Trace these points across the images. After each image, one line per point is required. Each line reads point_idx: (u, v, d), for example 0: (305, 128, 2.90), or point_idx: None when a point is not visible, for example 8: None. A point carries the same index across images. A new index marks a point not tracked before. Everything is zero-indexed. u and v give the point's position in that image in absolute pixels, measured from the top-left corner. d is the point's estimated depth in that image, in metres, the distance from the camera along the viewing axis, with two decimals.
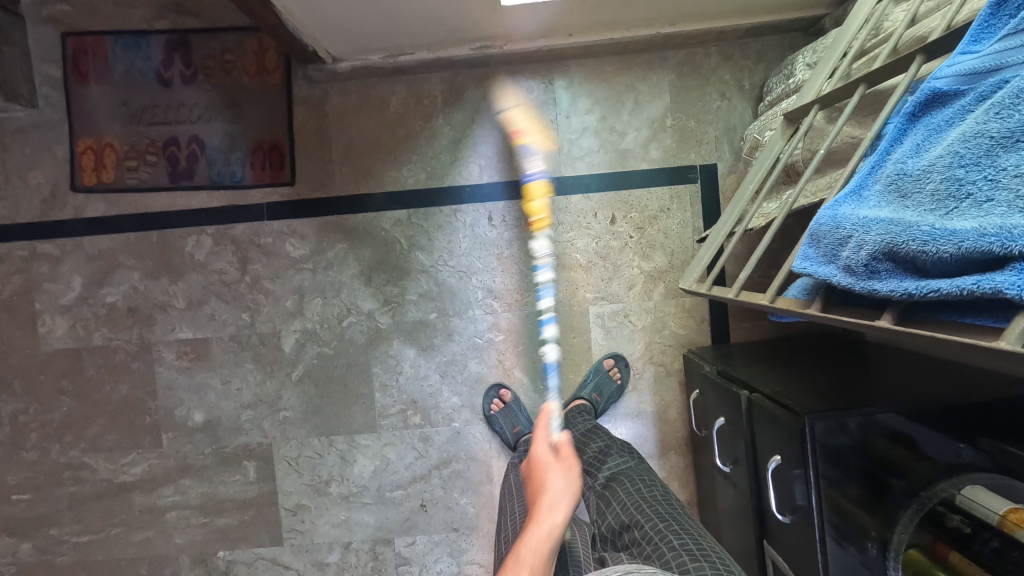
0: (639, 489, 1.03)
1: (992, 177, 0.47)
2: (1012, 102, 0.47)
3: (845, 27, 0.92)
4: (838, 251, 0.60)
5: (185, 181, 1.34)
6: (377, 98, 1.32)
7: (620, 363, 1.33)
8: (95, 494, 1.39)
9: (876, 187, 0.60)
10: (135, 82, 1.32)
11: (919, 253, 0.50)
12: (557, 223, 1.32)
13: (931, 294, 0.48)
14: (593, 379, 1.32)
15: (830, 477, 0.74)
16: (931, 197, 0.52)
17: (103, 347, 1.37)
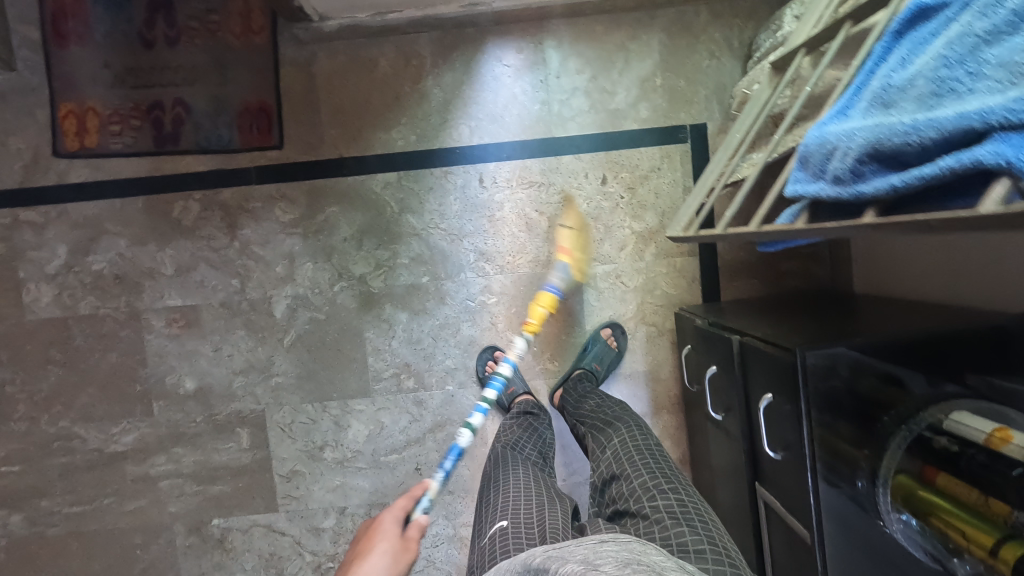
0: (632, 440, 1.05)
1: (976, 70, 0.48)
2: (997, 1, 0.48)
3: None
4: (826, 165, 0.61)
5: (170, 145, 1.31)
6: (365, 58, 1.31)
7: (618, 331, 1.34)
8: (86, 464, 1.38)
9: (861, 103, 0.60)
10: (117, 44, 1.29)
11: (903, 145, 0.51)
12: (548, 183, 1.32)
13: (916, 182, 0.50)
14: (592, 348, 1.32)
15: (821, 418, 0.75)
16: (916, 100, 0.52)
17: (91, 315, 1.35)
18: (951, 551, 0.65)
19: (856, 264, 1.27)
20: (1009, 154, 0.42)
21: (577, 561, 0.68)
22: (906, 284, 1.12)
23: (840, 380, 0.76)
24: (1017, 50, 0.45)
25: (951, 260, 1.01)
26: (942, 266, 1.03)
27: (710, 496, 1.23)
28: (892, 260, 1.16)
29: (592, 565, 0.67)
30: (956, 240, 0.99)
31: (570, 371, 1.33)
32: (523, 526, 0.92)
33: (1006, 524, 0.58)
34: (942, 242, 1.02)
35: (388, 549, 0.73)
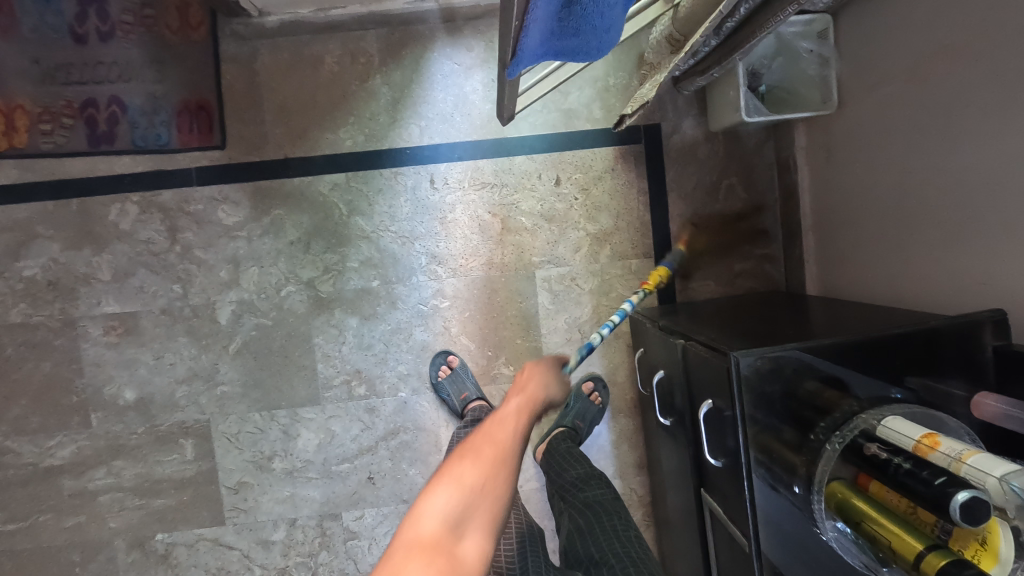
0: (613, 524, 1.00)
1: None
2: None
3: None
4: None
5: (105, 145, 1.26)
6: (310, 56, 1.27)
7: (599, 385, 1.32)
8: (20, 479, 1.31)
9: None
10: (46, 38, 1.23)
11: None
12: (501, 184, 1.30)
13: None
14: (574, 406, 1.29)
15: (756, 419, 0.76)
16: None
17: (23, 323, 1.29)
18: (880, 560, 0.63)
19: (809, 265, 1.27)
20: None
21: None
22: (853, 283, 1.14)
23: (777, 384, 0.76)
24: None
25: (891, 263, 1.04)
26: (883, 271, 1.06)
27: (664, 500, 1.22)
28: (839, 260, 1.18)
29: None
30: (897, 242, 1.01)
31: (551, 430, 1.30)
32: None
33: (933, 535, 0.58)
34: (882, 247, 1.06)
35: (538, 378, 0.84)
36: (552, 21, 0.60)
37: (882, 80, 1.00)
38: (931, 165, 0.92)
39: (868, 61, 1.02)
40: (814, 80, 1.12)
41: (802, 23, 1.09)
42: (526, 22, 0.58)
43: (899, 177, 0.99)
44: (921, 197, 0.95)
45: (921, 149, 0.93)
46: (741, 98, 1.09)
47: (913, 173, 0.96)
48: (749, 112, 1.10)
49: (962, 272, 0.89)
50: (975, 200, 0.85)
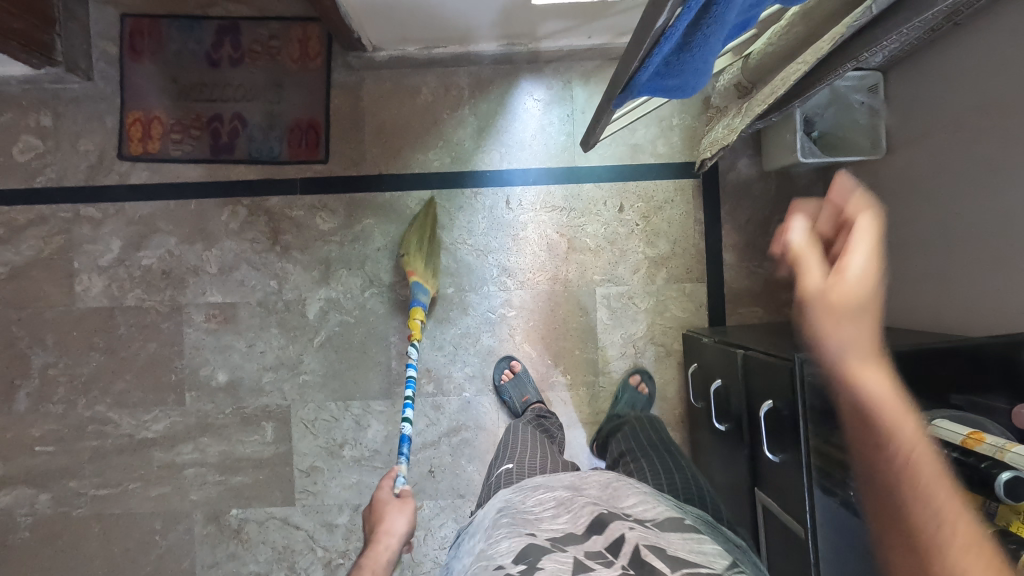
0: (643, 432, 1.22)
1: None
2: None
3: None
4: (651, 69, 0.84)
5: (225, 154, 1.43)
6: (409, 86, 1.44)
7: (646, 378, 1.42)
8: (116, 449, 1.45)
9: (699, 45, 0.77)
10: (186, 61, 1.43)
11: None
12: (569, 209, 1.43)
13: None
14: (624, 398, 1.39)
15: (817, 423, 0.83)
16: None
17: (135, 306, 1.44)
18: None
19: None
20: None
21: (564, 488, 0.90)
22: (897, 313, 1.23)
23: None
24: None
25: (935, 296, 1.12)
26: (929, 304, 1.14)
27: None
28: (884, 291, 1.27)
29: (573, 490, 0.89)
30: (944, 278, 1.10)
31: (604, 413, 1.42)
32: (522, 474, 1.04)
33: (982, 514, 0.66)
34: (928, 280, 1.14)
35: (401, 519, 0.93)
36: (661, 64, 0.74)
37: (930, 129, 1.11)
38: (977, 204, 1.01)
39: (916, 111, 1.14)
40: (864, 128, 1.23)
41: (856, 78, 1.22)
42: (644, 64, 0.72)
43: (946, 219, 1.08)
44: (968, 233, 1.03)
45: (970, 191, 1.02)
46: (797, 141, 1.21)
47: (959, 217, 1.05)
48: (805, 154, 1.22)
49: (1005, 306, 0.96)
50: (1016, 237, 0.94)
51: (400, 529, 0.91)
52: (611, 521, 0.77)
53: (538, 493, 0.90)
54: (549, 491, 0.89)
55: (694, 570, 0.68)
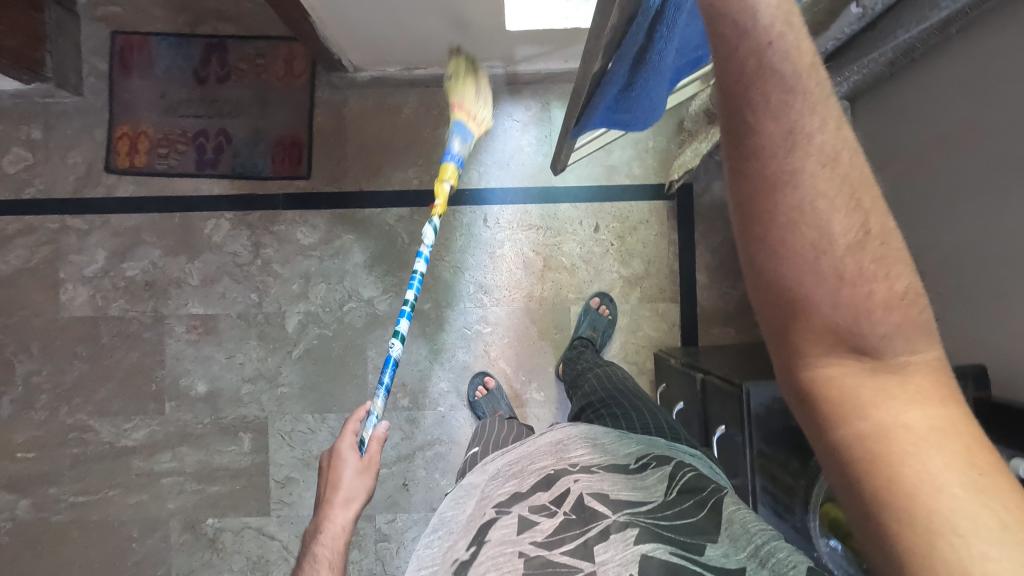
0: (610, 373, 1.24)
1: None
2: None
3: None
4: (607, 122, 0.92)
5: (210, 169, 1.47)
6: (391, 105, 1.47)
7: (606, 300, 1.44)
8: (96, 456, 1.47)
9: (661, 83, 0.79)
10: (174, 78, 1.46)
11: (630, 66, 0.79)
12: (546, 228, 1.46)
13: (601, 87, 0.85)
14: (585, 319, 1.43)
15: (765, 445, 0.86)
16: None
17: (119, 316, 1.47)
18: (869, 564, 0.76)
19: None
20: None
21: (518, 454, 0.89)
22: None
23: (781, 419, 0.86)
24: None
25: None
26: None
27: None
28: None
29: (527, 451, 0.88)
30: None
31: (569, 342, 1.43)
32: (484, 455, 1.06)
33: None
34: None
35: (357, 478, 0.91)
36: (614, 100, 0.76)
37: (894, 160, 1.13)
38: (935, 236, 1.03)
39: (881, 141, 1.16)
40: None
41: None
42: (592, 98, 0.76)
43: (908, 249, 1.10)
44: (927, 264, 1.05)
45: (929, 222, 1.04)
46: None
47: (920, 247, 1.07)
48: None
49: (960, 337, 0.98)
50: (971, 271, 0.95)
51: (356, 488, 0.90)
52: (558, 476, 0.78)
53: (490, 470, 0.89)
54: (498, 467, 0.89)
55: (637, 511, 0.71)
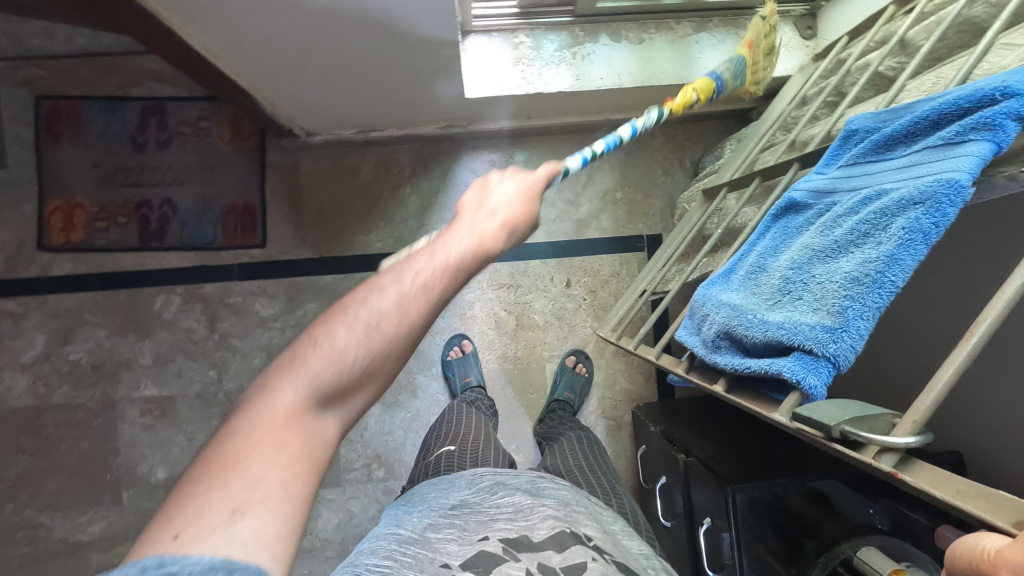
0: (581, 436, 1.12)
1: (807, 278, 0.56)
2: (833, 223, 0.58)
3: (763, 121, 1.11)
4: (702, 326, 0.68)
5: (156, 241, 1.37)
6: (348, 165, 1.40)
7: (582, 358, 1.41)
8: (49, 554, 1.36)
9: (738, 274, 0.70)
10: (109, 144, 1.36)
11: (744, 335, 0.58)
12: (516, 285, 1.43)
13: (762, 331, 0.55)
14: (562, 379, 1.38)
15: (749, 526, 0.84)
16: (777, 286, 0.60)
17: (64, 404, 1.37)
18: None
19: None
20: (946, 190, 0.46)
21: (523, 495, 0.76)
22: None
23: (764, 497, 0.84)
24: (831, 274, 0.53)
25: None
26: None
27: None
28: None
29: (537, 500, 0.74)
30: None
31: (547, 403, 1.39)
32: (464, 455, 1.01)
33: None
34: None
35: (519, 200, 0.68)
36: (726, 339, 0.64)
37: None
38: None
39: None
40: None
41: None
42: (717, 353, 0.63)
43: None
44: None
45: None
46: None
47: None
48: None
49: None
50: None
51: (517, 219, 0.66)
52: (572, 544, 0.65)
53: (432, 504, 0.77)
54: (444, 497, 0.78)
55: None
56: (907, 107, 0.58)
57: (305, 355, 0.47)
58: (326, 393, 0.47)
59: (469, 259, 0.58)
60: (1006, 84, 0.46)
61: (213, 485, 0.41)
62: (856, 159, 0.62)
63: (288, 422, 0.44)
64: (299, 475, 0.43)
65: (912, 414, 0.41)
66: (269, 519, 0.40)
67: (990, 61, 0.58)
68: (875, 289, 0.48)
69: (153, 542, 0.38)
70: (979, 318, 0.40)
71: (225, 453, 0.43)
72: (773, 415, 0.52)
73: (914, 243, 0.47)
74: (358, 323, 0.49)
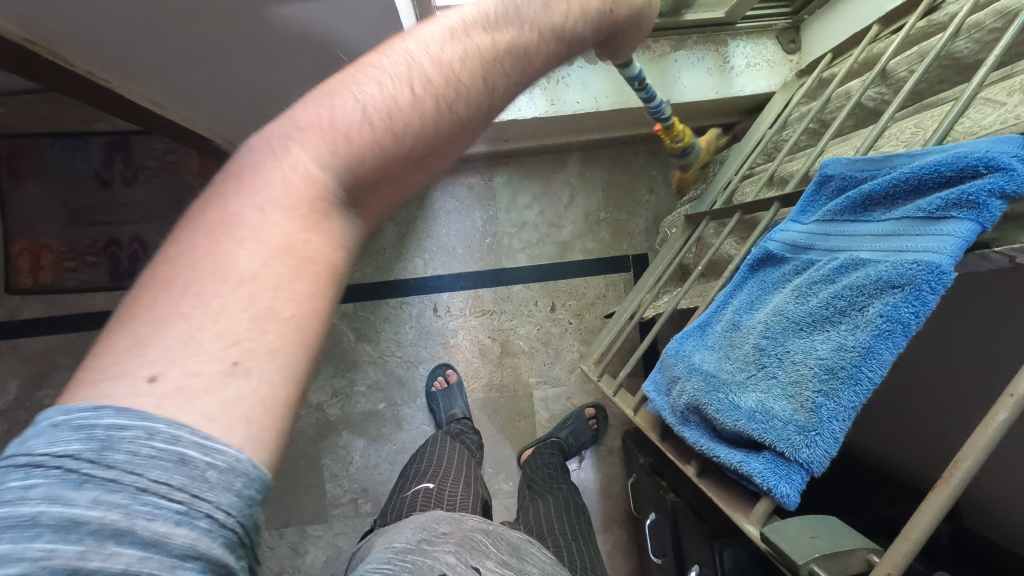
0: (570, 498, 1.09)
1: (780, 356, 0.53)
2: (807, 291, 0.54)
3: (744, 144, 1.06)
4: (672, 389, 0.66)
5: (127, 280, 1.34)
6: None
7: (600, 415, 1.37)
8: None
9: (712, 329, 0.66)
10: (73, 182, 1.31)
11: (714, 417, 0.56)
12: (500, 311, 1.39)
13: (733, 420, 0.53)
14: (571, 423, 1.34)
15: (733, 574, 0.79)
16: (749, 355, 0.57)
17: None
18: None
19: None
20: (923, 277, 0.43)
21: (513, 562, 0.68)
22: None
23: (748, 549, 0.80)
24: (806, 355, 0.50)
25: None
26: None
27: None
28: None
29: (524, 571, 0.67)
30: None
31: (545, 437, 1.35)
32: (443, 494, 0.92)
33: None
34: None
35: None
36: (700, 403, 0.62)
37: None
38: None
39: None
40: None
41: None
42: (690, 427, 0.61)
43: None
44: None
45: None
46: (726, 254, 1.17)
47: None
48: None
49: None
50: None
51: None
52: None
53: (424, 527, 0.72)
54: (437, 523, 0.73)
55: None
56: (887, 159, 0.53)
57: (314, 125, 0.32)
58: (348, 179, 0.33)
59: (555, 25, 0.42)
60: (992, 153, 0.42)
61: (198, 295, 0.28)
62: (831, 214, 0.57)
63: (317, 218, 0.32)
64: (322, 308, 0.31)
65: (883, 569, 0.41)
66: (284, 370, 0.29)
67: (971, 117, 0.54)
68: (850, 385, 0.45)
69: (118, 374, 0.26)
70: (959, 458, 0.39)
71: (222, 235, 0.30)
72: (746, 527, 0.51)
73: (892, 335, 0.44)
74: (392, 89, 0.34)
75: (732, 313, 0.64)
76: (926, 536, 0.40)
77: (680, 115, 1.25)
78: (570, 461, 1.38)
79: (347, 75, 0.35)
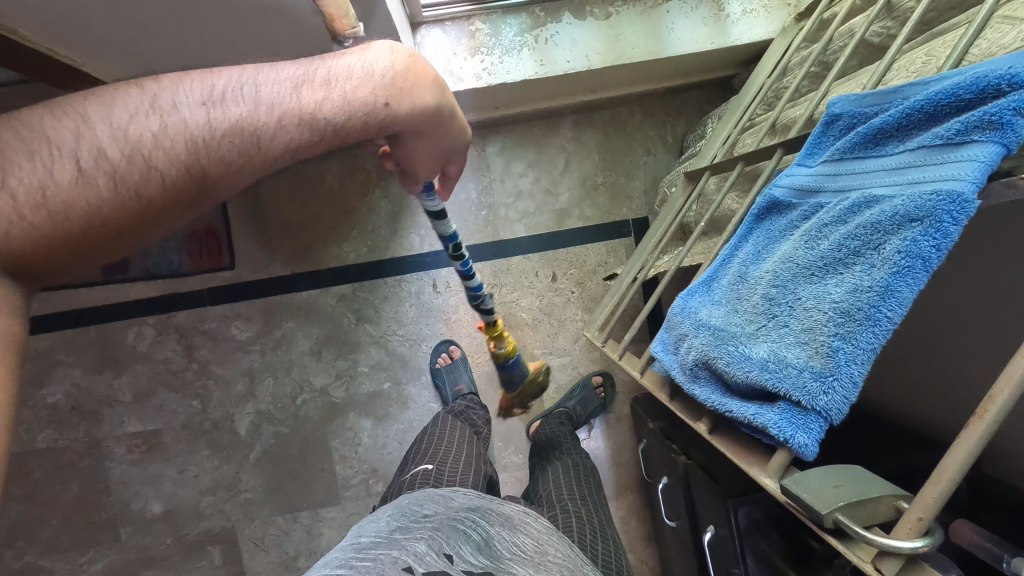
0: (582, 465, 1.08)
1: (791, 304, 0.50)
2: (817, 234, 0.51)
3: (743, 94, 1.02)
4: (679, 347, 0.63)
5: (119, 273, 1.29)
6: (311, 175, 1.34)
7: (607, 382, 1.36)
8: None
9: (719, 283, 0.63)
10: None
11: (724, 371, 0.54)
12: (500, 284, 1.36)
13: (744, 373, 0.51)
14: (578, 393, 1.33)
15: (748, 533, 0.78)
16: (757, 306, 0.54)
17: (48, 448, 1.31)
18: None
19: None
20: (941, 209, 0.40)
21: (499, 533, 0.70)
22: None
23: (764, 505, 0.79)
24: (818, 300, 0.48)
25: None
26: None
27: None
28: None
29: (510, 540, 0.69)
30: None
31: (552, 408, 1.34)
32: (441, 476, 0.90)
33: None
34: None
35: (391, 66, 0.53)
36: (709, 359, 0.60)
37: None
38: None
39: None
40: None
41: None
42: (699, 383, 0.59)
43: None
44: None
45: None
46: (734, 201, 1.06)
47: None
48: None
49: None
50: None
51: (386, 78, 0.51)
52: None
53: (405, 510, 0.73)
54: (421, 505, 0.74)
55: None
56: (898, 90, 0.49)
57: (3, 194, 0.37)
58: (35, 237, 0.38)
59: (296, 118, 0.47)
60: (1014, 69, 0.39)
61: None
62: (839, 153, 0.54)
63: None
64: None
65: (915, 514, 0.40)
66: None
67: (988, 37, 0.51)
68: (868, 327, 0.43)
69: None
70: (995, 393, 0.37)
71: None
72: (766, 482, 0.50)
73: (911, 270, 0.42)
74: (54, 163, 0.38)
75: (738, 266, 0.62)
76: (959, 479, 0.39)
77: (675, 70, 1.21)
78: (579, 430, 1.37)
79: (68, 120, 0.40)
